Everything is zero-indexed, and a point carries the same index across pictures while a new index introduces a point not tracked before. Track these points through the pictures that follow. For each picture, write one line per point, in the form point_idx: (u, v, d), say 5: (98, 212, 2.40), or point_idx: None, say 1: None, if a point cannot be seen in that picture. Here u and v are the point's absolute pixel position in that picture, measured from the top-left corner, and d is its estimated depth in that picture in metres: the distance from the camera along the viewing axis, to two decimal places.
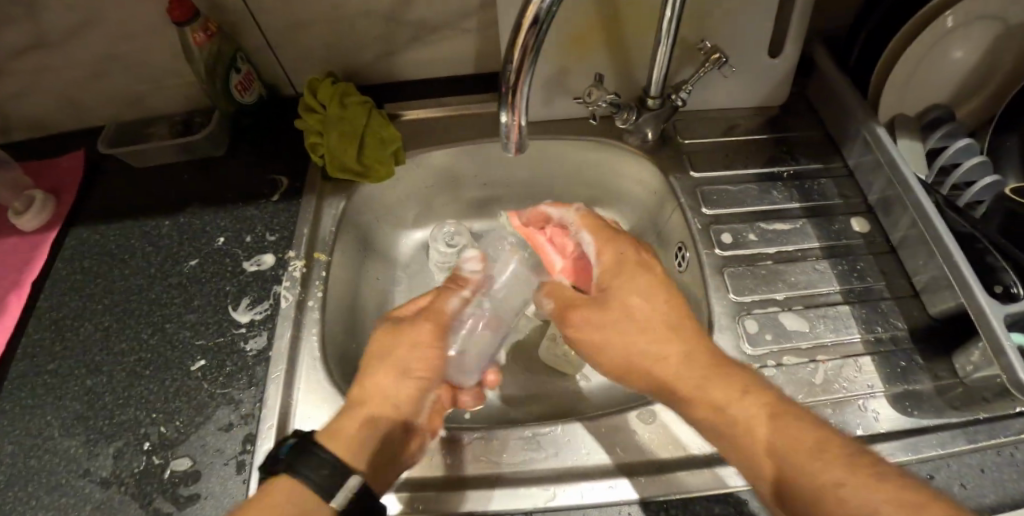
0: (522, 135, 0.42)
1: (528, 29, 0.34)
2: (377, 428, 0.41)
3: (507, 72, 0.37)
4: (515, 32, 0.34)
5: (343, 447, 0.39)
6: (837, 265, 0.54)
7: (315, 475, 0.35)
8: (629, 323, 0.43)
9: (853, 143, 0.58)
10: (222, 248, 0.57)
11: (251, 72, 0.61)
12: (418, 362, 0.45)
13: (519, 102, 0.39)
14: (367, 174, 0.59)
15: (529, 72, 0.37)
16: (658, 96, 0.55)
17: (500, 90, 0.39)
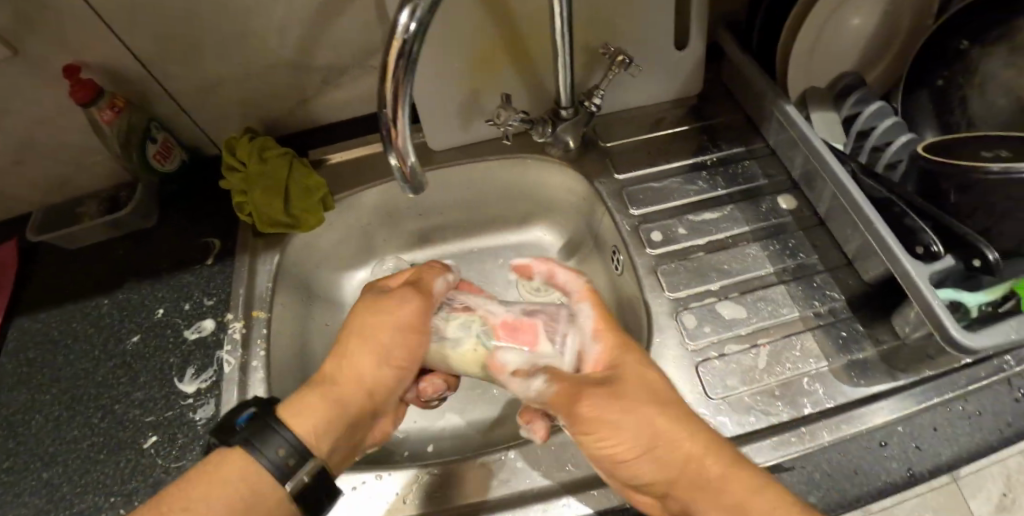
0: (421, 173, 0.42)
1: (396, 66, 0.35)
2: (339, 419, 0.38)
3: (387, 115, 0.38)
4: (385, 72, 0.35)
5: (305, 433, 0.37)
6: (770, 246, 0.55)
7: (274, 455, 0.34)
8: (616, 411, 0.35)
9: (768, 123, 0.58)
10: (163, 319, 0.57)
11: (168, 139, 0.61)
12: (393, 344, 0.41)
13: (404, 143, 0.39)
14: (297, 224, 0.58)
15: (406, 111, 0.38)
16: (570, 106, 0.55)
17: (382, 133, 0.39)
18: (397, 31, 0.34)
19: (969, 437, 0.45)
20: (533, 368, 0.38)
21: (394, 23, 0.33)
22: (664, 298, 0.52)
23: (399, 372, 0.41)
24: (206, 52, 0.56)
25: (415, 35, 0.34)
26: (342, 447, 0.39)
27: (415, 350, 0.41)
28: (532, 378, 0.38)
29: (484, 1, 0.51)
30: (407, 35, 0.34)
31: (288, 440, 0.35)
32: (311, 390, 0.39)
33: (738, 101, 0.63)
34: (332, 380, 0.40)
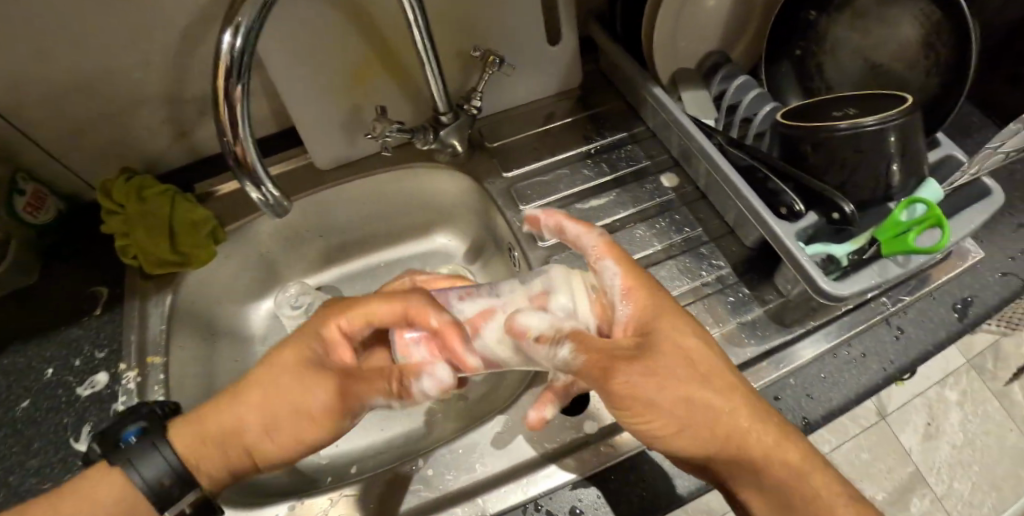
0: (284, 195, 0.42)
1: (227, 87, 0.34)
2: (219, 447, 0.38)
3: (230, 141, 0.37)
4: (219, 96, 0.35)
5: (186, 450, 0.38)
6: (656, 224, 0.57)
7: (152, 479, 0.37)
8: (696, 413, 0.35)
9: (644, 106, 0.60)
10: (53, 380, 0.54)
11: (39, 189, 0.59)
12: (295, 391, 0.37)
13: (257, 169, 0.39)
14: (188, 261, 0.57)
15: (251, 137, 0.37)
16: (449, 111, 0.56)
17: (229, 164, 0.38)
18: (221, 53, 0.33)
19: (853, 380, 0.49)
20: (556, 334, 0.38)
21: (216, 45, 0.33)
22: None
23: (292, 427, 0.38)
24: (64, 94, 0.54)
25: (242, 53, 0.34)
26: (222, 479, 0.39)
27: (304, 405, 0.37)
28: (558, 345, 0.37)
29: (345, 16, 0.51)
30: (233, 54, 0.33)
31: (169, 464, 0.37)
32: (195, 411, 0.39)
33: (617, 88, 0.65)
34: (212, 414, 0.38)
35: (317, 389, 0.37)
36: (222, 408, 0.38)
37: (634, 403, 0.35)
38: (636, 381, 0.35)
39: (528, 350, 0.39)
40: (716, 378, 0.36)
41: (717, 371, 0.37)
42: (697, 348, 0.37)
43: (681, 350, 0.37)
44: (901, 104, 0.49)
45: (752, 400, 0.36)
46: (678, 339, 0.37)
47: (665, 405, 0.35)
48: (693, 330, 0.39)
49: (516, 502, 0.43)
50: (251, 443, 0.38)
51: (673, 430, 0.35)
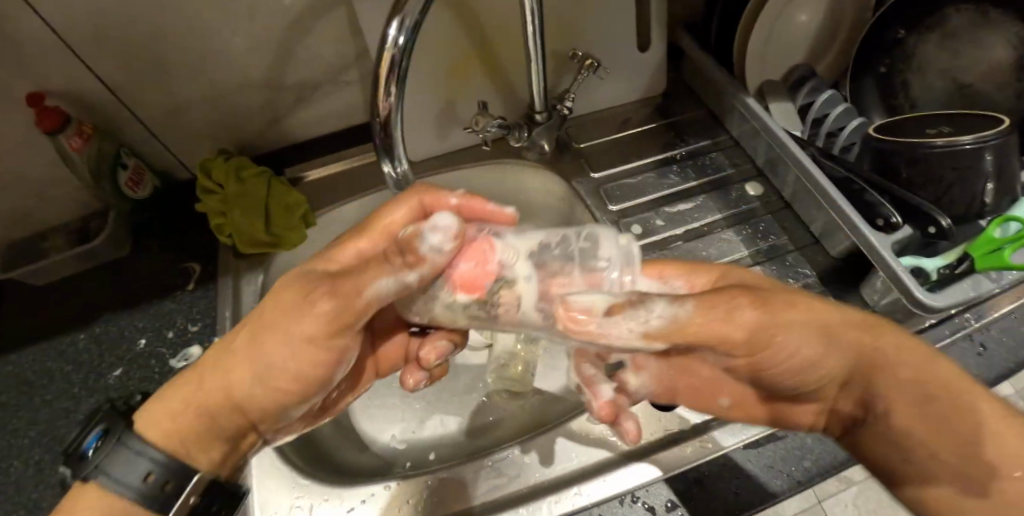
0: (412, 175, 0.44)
1: (387, 70, 0.36)
2: (212, 427, 0.35)
3: (378, 120, 0.39)
4: (378, 81, 0.37)
5: (169, 438, 0.35)
6: (742, 231, 0.57)
7: (143, 482, 0.32)
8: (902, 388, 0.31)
9: (731, 115, 0.62)
10: (146, 350, 0.55)
11: (140, 166, 0.60)
12: (289, 362, 0.34)
13: (396, 148, 0.41)
14: (279, 242, 0.58)
15: (399, 114, 0.39)
16: (544, 110, 0.57)
17: (375, 140, 0.40)
18: (385, 44, 0.35)
19: None
20: (631, 296, 0.31)
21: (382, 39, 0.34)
22: None
23: (300, 391, 0.36)
24: (179, 75, 0.56)
25: (403, 49, 0.35)
26: (230, 459, 0.38)
27: (317, 377, 0.36)
28: (647, 306, 0.31)
29: (457, 13, 0.53)
30: (396, 48, 0.35)
31: (152, 459, 0.33)
32: (187, 380, 0.36)
33: (701, 98, 0.66)
34: (202, 386, 0.35)
35: (323, 358, 0.35)
36: (215, 377, 0.36)
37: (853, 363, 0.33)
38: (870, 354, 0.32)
39: (600, 333, 0.31)
40: (873, 364, 0.32)
41: (861, 356, 0.32)
42: (827, 355, 0.32)
43: (799, 364, 0.33)
44: (999, 125, 0.49)
45: (906, 396, 0.31)
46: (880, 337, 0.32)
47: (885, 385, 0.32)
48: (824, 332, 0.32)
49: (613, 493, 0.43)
50: (252, 412, 0.36)
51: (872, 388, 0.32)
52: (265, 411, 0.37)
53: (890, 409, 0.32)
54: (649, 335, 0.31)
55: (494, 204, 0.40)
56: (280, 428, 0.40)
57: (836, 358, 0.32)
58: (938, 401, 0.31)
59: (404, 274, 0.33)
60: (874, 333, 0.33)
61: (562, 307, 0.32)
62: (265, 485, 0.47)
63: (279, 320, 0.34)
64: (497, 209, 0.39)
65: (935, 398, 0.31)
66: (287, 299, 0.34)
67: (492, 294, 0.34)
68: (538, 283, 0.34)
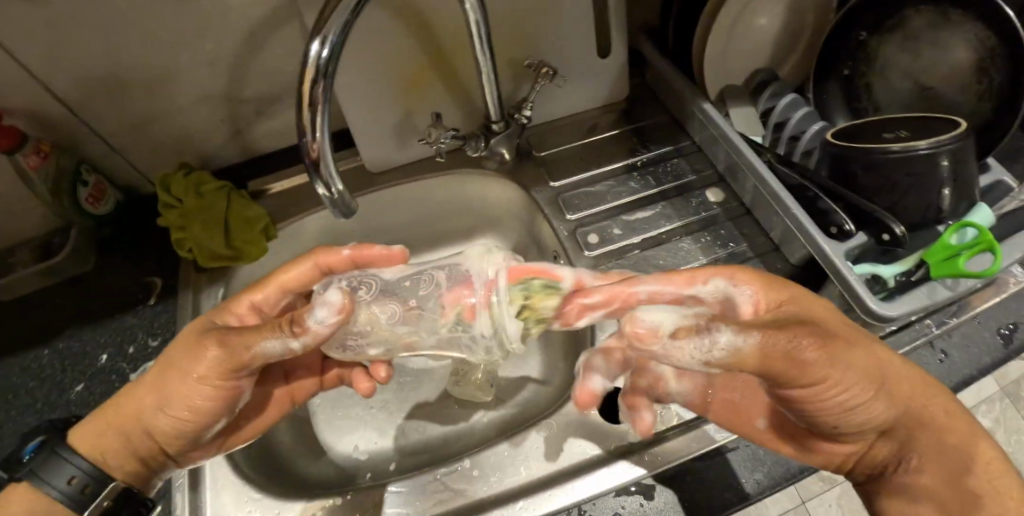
0: (351, 197, 0.42)
1: (312, 90, 0.36)
2: (129, 442, 0.41)
3: (308, 142, 0.38)
4: (305, 103, 0.36)
5: (94, 447, 0.41)
6: (702, 238, 0.57)
7: (65, 485, 0.39)
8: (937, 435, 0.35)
9: (692, 121, 0.61)
10: (107, 364, 0.56)
11: (101, 181, 0.60)
12: (185, 396, 0.40)
13: (327, 169, 0.39)
14: (240, 256, 0.58)
15: (326, 137, 0.38)
16: (501, 119, 0.57)
17: (304, 163, 0.39)
18: (308, 60, 0.35)
19: None
20: (696, 323, 0.32)
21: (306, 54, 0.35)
22: None
23: (204, 422, 0.42)
24: (135, 92, 0.56)
25: (329, 62, 0.36)
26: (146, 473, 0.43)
27: (211, 411, 0.41)
28: (711, 333, 0.31)
29: (407, 25, 0.52)
30: (319, 61, 0.36)
31: (76, 465, 0.39)
32: (112, 404, 0.42)
33: (665, 102, 0.66)
34: (118, 411, 0.41)
35: (216, 395, 0.40)
36: (130, 401, 0.41)
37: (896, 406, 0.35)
38: (893, 403, 0.35)
39: (662, 353, 0.33)
40: (914, 418, 0.35)
41: (910, 405, 0.35)
42: (872, 403, 0.34)
43: (836, 407, 0.34)
44: (956, 128, 0.49)
45: (943, 458, 0.35)
46: (926, 399, 0.35)
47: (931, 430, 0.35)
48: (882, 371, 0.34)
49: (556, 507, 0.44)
50: (159, 436, 0.41)
51: (916, 425, 0.35)
52: (172, 436, 0.42)
53: (918, 457, 0.35)
54: (709, 363, 0.32)
55: (381, 247, 0.46)
56: (190, 450, 0.44)
57: (883, 406, 0.35)
58: (957, 452, 0.34)
59: (290, 340, 0.37)
60: (924, 394, 0.36)
61: (628, 322, 0.33)
62: (217, 499, 0.48)
63: (179, 359, 0.40)
64: (386, 250, 0.46)
65: (965, 464, 0.34)
66: (182, 350, 0.40)
67: (531, 299, 0.38)
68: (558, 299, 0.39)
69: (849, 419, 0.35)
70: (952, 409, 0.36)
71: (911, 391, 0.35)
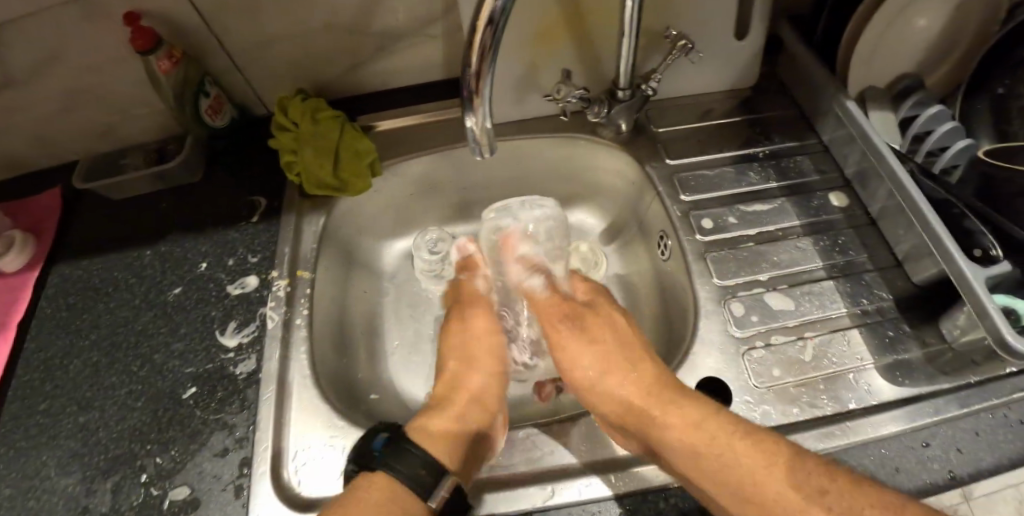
0: (491, 135, 0.40)
1: (482, 31, 0.33)
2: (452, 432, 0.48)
3: (466, 76, 0.36)
4: (469, 42, 0.34)
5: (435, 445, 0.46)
6: (819, 242, 0.54)
7: (411, 470, 0.41)
8: (699, 432, 0.41)
9: (825, 119, 0.58)
10: (205, 273, 0.57)
11: (220, 95, 0.61)
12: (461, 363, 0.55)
13: (483, 105, 0.38)
14: (344, 187, 0.59)
15: (490, 74, 0.36)
16: (628, 88, 0.56)
17: (461, 94, 0.37)
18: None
19: (1012, 446, 0.44)
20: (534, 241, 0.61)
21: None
22: (713, 285, 0.52)
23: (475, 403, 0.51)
24: (269, 13, 0.56)
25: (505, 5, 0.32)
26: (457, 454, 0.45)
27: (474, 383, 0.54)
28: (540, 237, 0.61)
29: None
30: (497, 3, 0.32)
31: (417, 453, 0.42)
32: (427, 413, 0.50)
33: (795, 97, 0.63)
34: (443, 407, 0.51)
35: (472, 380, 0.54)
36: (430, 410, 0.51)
37: (668, 405, 0.44)
38: (652, 404, 0.45)
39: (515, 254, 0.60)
40: (677, 422, 0.43)
41: (654, 408, 0.45)
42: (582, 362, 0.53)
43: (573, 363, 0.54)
44: None
45: (692, 455, 0.40)
46: (684, 409, 0.43)
47: (677, 425, 0.42)
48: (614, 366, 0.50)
49: (652, 484, 0.42)
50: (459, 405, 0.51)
51: (690, 435, 0.42)
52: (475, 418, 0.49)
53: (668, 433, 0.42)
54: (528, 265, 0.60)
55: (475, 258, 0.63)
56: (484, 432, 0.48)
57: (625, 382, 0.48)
58: (692, 438, 0.41)
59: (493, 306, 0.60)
60: (702, 417, 0.42)
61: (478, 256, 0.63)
62: (302, 419, 0.49)
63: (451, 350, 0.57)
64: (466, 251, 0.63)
65: (751, 480, 0.38)
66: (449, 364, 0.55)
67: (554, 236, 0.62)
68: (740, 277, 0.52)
69: (604, 394, 0.49)
70: (711, 413, 0.42)
71: (670, 395, 0.44)
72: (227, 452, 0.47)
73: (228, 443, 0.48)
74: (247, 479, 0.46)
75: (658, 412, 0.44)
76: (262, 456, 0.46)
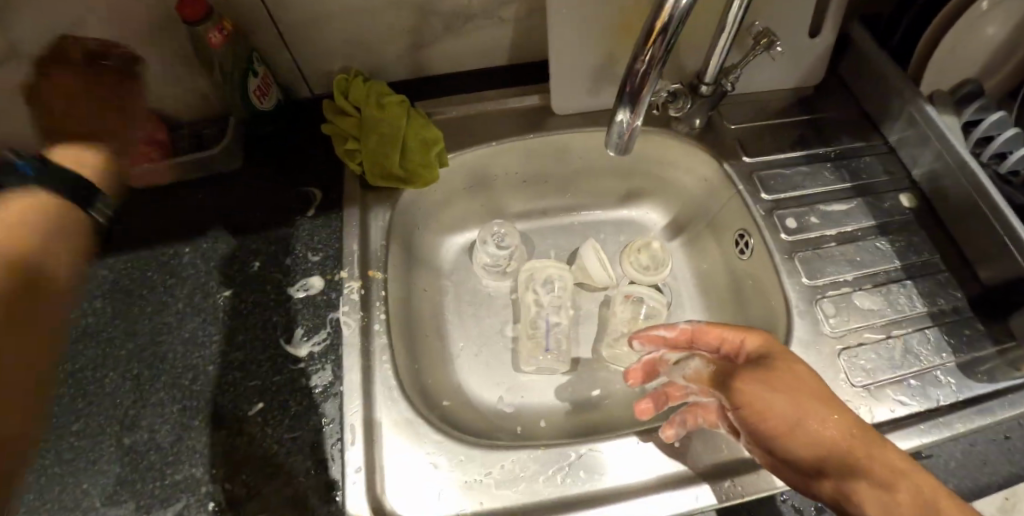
0: (634, 136, 0.40)
1: (656, 38, 0.34)
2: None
3: (630, 73, 0.36)
4: (642, 45, 0.34)
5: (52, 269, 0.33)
6: (896, 242, 0.55)
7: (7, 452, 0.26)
8: (869, 470, 0.35)
9: (893, 119, 0.59)
10: (259, 274, 0.52)
11: (268, 75, 0.55)
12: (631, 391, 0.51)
13: (640, 105, 0.37)
14: (410, 180, 0.55)
15: (654, 77, 0.36)
16: (713, 83, 0.54)
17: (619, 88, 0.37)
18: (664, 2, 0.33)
19: None
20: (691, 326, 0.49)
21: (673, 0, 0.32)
22: (802, 284, 0.52)
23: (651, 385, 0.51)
24: None
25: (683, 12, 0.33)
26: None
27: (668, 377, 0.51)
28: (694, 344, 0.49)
29: None
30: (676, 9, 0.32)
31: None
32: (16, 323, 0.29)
33: (859, 96, 0.63)
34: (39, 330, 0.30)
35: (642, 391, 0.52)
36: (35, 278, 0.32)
37: (817, 442, 0.37)
38: (833, 420, 0.38)
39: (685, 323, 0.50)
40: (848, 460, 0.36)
41: (834, 446, 0.37)
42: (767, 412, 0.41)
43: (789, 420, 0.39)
44: None
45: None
46: (869, 451, 0.36)
47: (858, 473, 0.36)
48: (798, 417, 0.39)
49: (754, 496, 0.43)
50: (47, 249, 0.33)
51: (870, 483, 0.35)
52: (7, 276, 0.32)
53: (878, 472, 0.35)
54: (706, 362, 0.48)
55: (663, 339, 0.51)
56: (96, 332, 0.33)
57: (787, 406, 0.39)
58: (908, 478, 0.34)
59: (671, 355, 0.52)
60: (885, 457, 0.36)
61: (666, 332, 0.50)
62: (390, 432, 0.46)
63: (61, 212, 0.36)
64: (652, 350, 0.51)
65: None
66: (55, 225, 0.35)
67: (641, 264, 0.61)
68: (834, 280, 0.53)
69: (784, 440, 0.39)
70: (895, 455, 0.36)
71: (839, 418, 0.38)
72: (312, 474, 0.43)
73: (310, 464, 0.43)
74: (337, 503, 0.42)
75: (849, 443, 0.37)
76: (354, 477, 0.43)
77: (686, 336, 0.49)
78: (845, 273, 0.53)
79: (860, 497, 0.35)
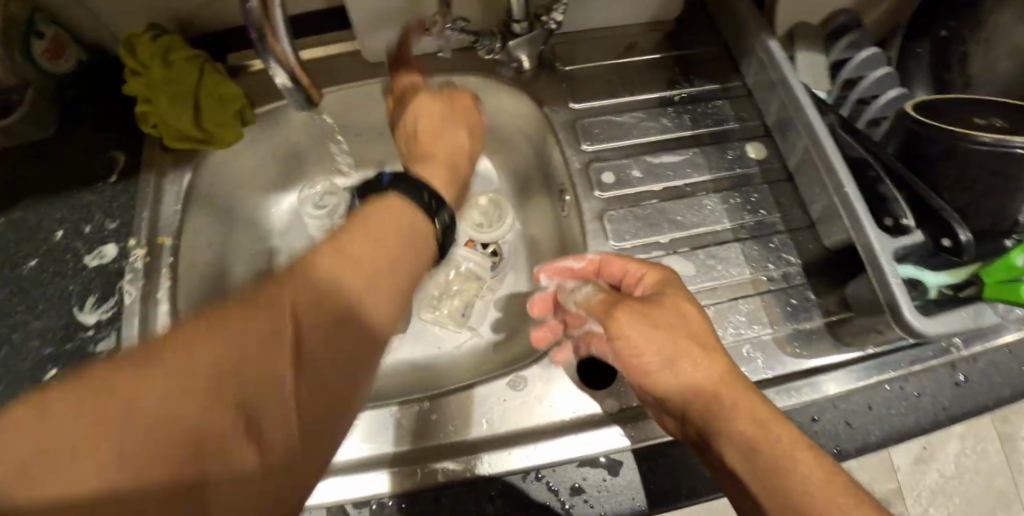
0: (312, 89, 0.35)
1: None
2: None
3: (259, 40, 0.30)
4: None
5: None
6: (730, 199, 0.51)
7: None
8: (738, 414, 0.33)
9: (749, 60, 0.53)
10: (63, 242, 0.51)
11: (60, 34, 0.52)
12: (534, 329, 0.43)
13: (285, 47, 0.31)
14: (210, 140, 0.52)
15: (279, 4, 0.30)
16: (524, 19, 0.49)
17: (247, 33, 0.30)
18: None
19: (904, 420, 0.42)
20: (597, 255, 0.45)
21: None
22: (608, 247, 0.48)
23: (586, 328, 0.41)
24: None
25: None
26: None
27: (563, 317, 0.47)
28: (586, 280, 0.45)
29: None
30: None
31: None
32: None
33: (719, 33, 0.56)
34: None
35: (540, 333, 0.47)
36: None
37: (686, 381, 0.36)
38: (705, 360, 0.36)
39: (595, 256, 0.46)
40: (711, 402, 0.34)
41: (701, 387, 0.35)
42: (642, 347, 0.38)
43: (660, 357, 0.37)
44: None
45: (733, 454, 0.33)
46: (745, 403, 0.34)
47: (721, 412, 0.34)
48: (676, 356, 0.36)
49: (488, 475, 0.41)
50: None
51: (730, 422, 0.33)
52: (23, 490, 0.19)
53: (735, 411, 0.33)
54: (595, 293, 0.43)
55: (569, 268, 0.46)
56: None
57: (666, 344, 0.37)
58: (770, 428, 0.32)
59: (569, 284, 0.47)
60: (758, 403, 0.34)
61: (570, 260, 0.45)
62: None
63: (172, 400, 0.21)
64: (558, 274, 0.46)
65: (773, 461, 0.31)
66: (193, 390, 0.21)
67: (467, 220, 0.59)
68: (641, 242, 0.48)
69: (657, 379, 0.37)
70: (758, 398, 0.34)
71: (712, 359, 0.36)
72: None
73: None
74: None
75: (715, 386, 0.35)
76: None
77: (589, 266, 0.45)
78: (654, 235, 0.49)
79: (721, 441, 0.33)
